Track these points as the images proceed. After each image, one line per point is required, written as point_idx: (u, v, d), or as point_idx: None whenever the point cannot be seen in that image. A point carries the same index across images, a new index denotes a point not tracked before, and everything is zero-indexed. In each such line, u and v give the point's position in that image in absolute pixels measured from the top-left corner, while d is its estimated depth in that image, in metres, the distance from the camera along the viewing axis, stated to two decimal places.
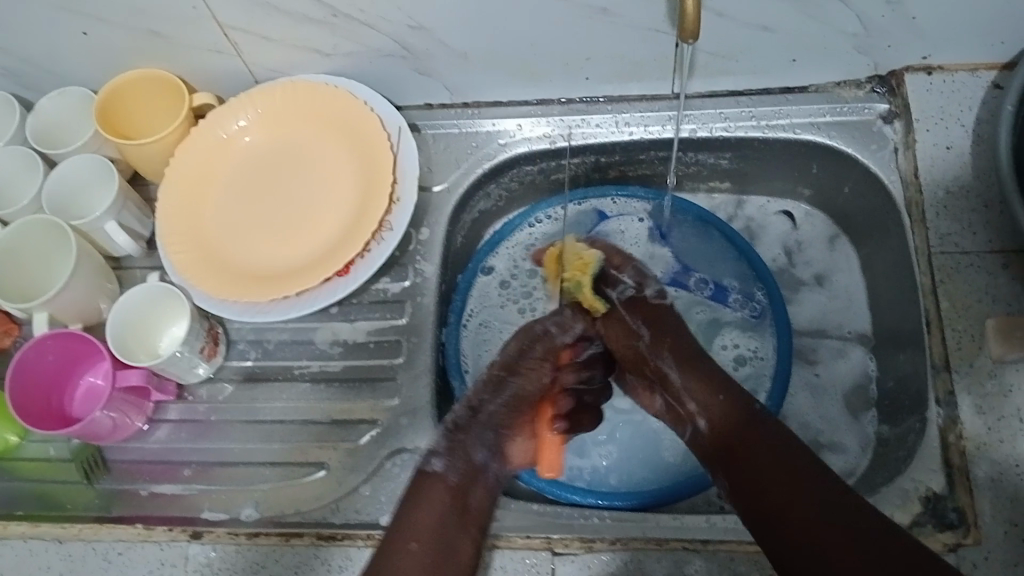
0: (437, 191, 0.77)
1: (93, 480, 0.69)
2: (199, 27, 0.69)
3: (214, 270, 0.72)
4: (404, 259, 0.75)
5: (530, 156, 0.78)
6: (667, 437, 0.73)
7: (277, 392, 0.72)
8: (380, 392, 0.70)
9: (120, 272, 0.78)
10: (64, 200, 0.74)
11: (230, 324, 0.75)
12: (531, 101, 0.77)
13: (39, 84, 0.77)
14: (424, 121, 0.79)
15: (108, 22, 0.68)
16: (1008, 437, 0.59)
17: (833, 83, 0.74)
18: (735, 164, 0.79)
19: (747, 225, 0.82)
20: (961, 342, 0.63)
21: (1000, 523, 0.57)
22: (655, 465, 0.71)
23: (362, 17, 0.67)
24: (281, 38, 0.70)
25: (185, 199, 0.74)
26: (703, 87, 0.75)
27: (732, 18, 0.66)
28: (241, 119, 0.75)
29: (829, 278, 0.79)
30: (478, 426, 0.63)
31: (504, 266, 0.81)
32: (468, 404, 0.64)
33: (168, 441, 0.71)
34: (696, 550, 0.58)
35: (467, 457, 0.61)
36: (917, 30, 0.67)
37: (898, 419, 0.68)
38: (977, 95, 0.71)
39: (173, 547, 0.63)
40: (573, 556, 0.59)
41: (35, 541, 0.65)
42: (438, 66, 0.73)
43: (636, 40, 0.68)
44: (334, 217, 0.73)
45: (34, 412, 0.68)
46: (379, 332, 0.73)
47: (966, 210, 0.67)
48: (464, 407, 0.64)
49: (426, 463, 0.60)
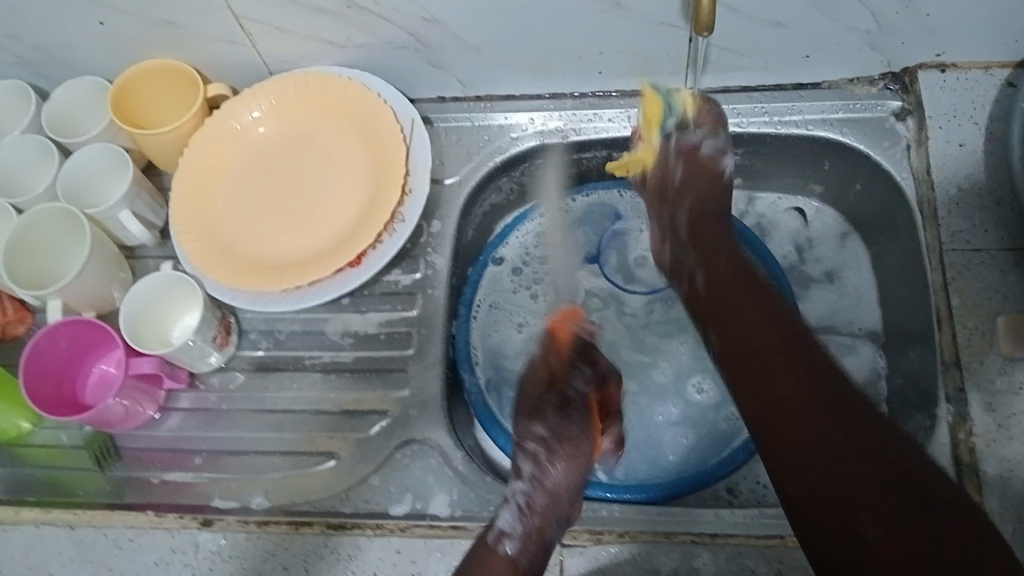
0: (448, 184, 0.77)
1: (104, 467, 0.70)
2: (214, 17, 0.69)
3: (225, 260, 0.72)
4: (415, 251, 0.75)
5: (542, 150, 0.78)
6: (669, 433, 0.73)
7: (288, 382, 0.73)
8: (390, 382, 0.71)
9: (133, 261, 0.79)
10: (77, 188, 0.75)
11: (241, 314, 0.76)
12: (543, 95, 0.78)
13: (54, 74, 0.78)
14: (436, 113, 0.79)
15: (124, 12, 0.69)
16: (1017, 434, 0.59)
17: (845, 80, 0.74)
18: (747, 160, 0.79)
19: (758, 221, 0.82)
20: (971, 339, 0.63)
21: (1008, 521, 0.57)
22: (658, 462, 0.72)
23: (376, 9, 0.67)
24: (295, 29, 0.71)
25: (198, 189, 0.75)
26: (715, 83, 0.75)
27: (745, 13, 0.66)
28: (254, 110, 0.76)
29: (840, 275, 0.79)
30: (537, 485, 0.57)
31: (516, 253, 0.81)
32: (523, 451, 0.59)
33: (179, 429, 0.71)
34: (704, 543, 0.58)
35: (530, 512, 0.56)
36: (930, 27, 0.67)
37: (907, 416, 0.68)
38: (990, 93, 0.70)
39: (183, 535, 0.64)
40: (581, 548, 0.59)
41: (48, 527, 0.65)
42: (451, 59, 0.73)
43: (649, 35, 0.68)
44: (347, 208, 0.73)
45: (48, 399, 0.68)
46: (390, 323, 0.73)
47: (978, 208, 0.67)
48: (526, 459, 0.58)
49: (495, 540, 0.56)
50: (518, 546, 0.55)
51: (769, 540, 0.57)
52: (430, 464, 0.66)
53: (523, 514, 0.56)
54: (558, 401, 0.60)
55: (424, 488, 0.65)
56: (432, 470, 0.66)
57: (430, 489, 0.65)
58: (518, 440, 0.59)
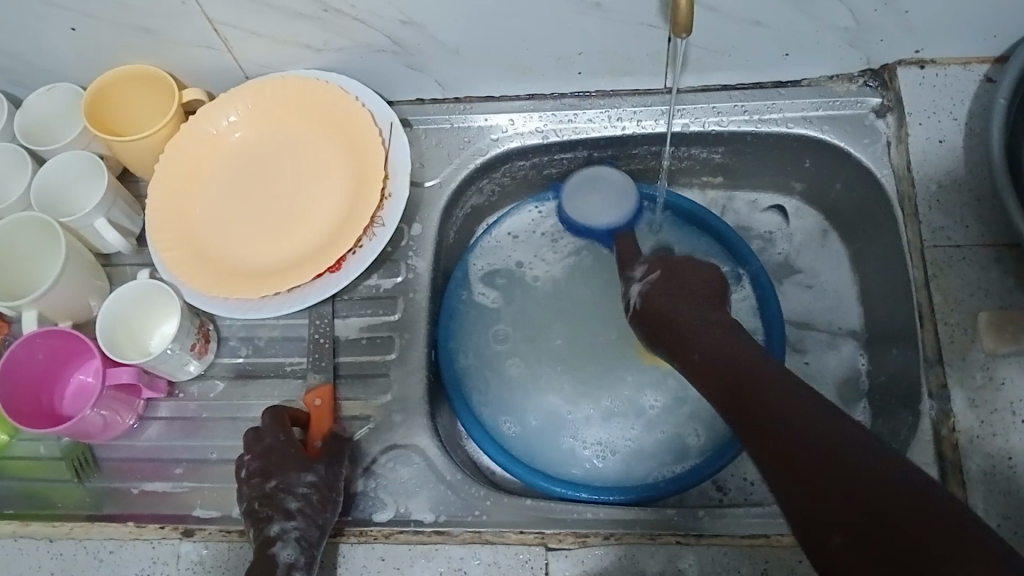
0: (429, 187, 0.76)
1: (83, 478, 0.69)
2: (188, 22, 0.68)
3: (204, 267, 0.71)
4: (396, 255, 0.74)
5: (522, 152, 0.78)
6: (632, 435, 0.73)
7: (268, 389, 0.72)
8: (372, 389, 0.70)
9: (110, 269, 0.78)
10: (52, 197, 0.74)
11: (221, 320, 0.75)
12: (522, 97, 0.77)
13: (27, 80, 0.77)
14: (416, 116, 0.78)
15: (97, 16, 0.68)
16: (1001, 431, 0.59)
17: (825, 77, 0.74)
18: (728, 159, 0.79)
19: (739, 221, 0.83)
20: (953, 335, 0.63)
21: (993, 515, 0.57)
22: (632, 465, 0.71)
23: (353, 12, 0.66)
24: (272, 33, 0.70)
25: (176, 196, 0.74)
26: (695, 82, 0.75)
27: (723, 12, 0.65)
28: (230, 116, 0.75)
29: (821, 275, 0.79)
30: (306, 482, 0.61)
31: None
32: (272, 498, 0.60)
33: (159, 438, 0.71)
34: (689, 544, 0.58)
35: (314, 499, 0.60)
36: (909, 24, 0.67)
37: (890, 413, 0.68)
38: (970, 89, 0.71)
39: (164, 545, 0.63)
40: (566, 552, 0.59)
41: (26, 541, 0.64)
42: (429, 61, 0.73)
43: (627, 35, 0.68)
44: (326, 215, 0.73)
45: (25, 413, 0.68)
46: (372, 328, 0.72)
47: (959, 204, 0.67)
48: (296, 498, 0.60)
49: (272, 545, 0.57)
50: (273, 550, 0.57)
51: (754, 540, 0.57)
52: (413, 469, 0.65)
53: (292, 537, 0.58)
54: (272, 443, 0.63)
55: (408, 493, 0.64)
56: (414, 475, 0.65)
57: (413, 494, 0.64)
58: (283, 487, 0.60)
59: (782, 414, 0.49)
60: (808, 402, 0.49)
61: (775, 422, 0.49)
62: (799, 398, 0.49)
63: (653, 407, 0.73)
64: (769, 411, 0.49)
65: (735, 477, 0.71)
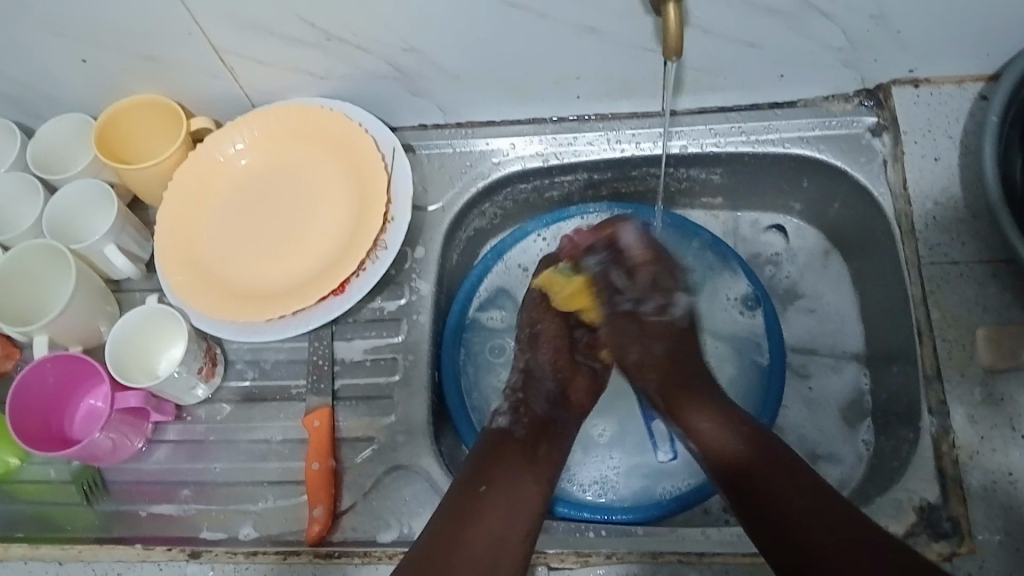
0: (431, 211, 0.77)
1: (92, 501, 0.70)
2: (192, 51, 0.69)
3: (211, 290, 0.72)
4: (398, 278, 0.75)
5: (523, 174, 0.79)
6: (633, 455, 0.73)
7: (274, 412, 0.73)
8: (376, 410, 0.71)
9: (119, 295, 0.79)
10: (63, 224, 0.75)
11: (227, 344, 0.76)
12: (522, 120, 0.78)
13: (39, 110, 0.79)
14: (418, 141, 0.80)
15: (105, 48, 0.69)
16: (1000, 446, 0.59)
17: (821, 97, 0.74)
18: (727, 180, 0.80)
19: (739, 241, 0.83)
20: (952, 351, 0.63)
21: (993, 532, 0.57)
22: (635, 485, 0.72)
23: (354, 40, 0.68)
24: (275, 62, 0.71)
25: (184, 221, 0.75)
26: (692, 104, 0.76)
27: (718, 34, 0.66)
28: (236, 143, 0.76)
29: (822, 294, 0.80)
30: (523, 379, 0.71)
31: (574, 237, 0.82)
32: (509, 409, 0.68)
33: (166, 461, 0.72)
34: (691, 563, 0.58)
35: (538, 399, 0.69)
36: (902, 43, 0.68)
37: (891, 431, 0.68)
38: (964, 107, 0.71)
39: (171, 567, 0.63)
40: (568, 571, 0.59)
41: (35, 563, 0.65)
42: (430, 86, 0.74)
43: (624, 58, 0.69)
44: (330, 239, 0.74)
45: (35, 437, 0.69)
46: (376, 350, 0.73)
47: (956, 221, 0.68)
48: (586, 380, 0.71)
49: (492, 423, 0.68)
50: (517, 436, 0.66)
51: (756, 558, 0.58)
52: (418, 489, 0.66)
53: (516, 418, 0.67)
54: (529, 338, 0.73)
55: (412, 513, 0.65)
56: (419, 496, 0.66)
57: (418, 515, 0.65)
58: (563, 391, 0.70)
59: (775, 491, 0.57)
60: (794, 490, 0.56)
61: (776, 501, 0.56)
62: (801, 489, 0.57)
63: (600, 436, 0.75)
64: (774, 482, 0.57)
65: None
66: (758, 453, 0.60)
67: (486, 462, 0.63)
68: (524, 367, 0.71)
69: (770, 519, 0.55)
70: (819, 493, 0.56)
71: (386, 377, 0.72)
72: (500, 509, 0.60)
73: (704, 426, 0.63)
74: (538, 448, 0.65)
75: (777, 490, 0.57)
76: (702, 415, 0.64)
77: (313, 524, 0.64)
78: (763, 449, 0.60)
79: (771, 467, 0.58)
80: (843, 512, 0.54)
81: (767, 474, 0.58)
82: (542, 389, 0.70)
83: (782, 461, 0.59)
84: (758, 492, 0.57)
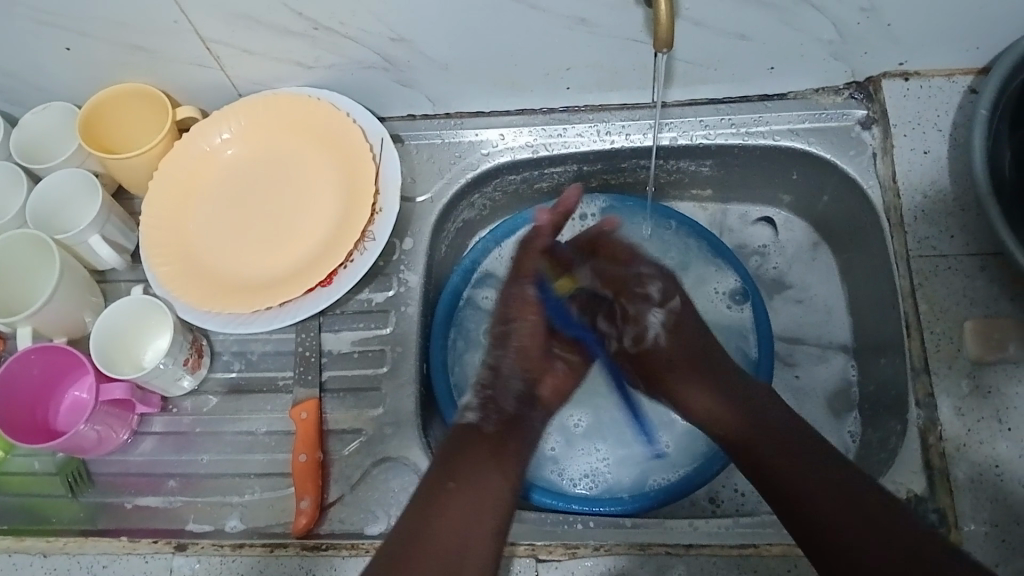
0: (420, 202, 0.77)
1: (77, 493, 0.70)
2: (179, 40, 0.69)
3: (196, 281, 0.72)
4: (387, 269, 0.75)
5: (512, 166, 0.78)
6: (621, 447, 0.73)
7: (261, 403, 0.72)
8: (364, 402, 0.70)
9: (104, 285, 0.78)
10: (47, 214, 0.75)
11: (213, 335, 0.75)
12: (511, 112, 0.78)
13: (23, 99, 0.78)
14: (407, 132, 0.79)
15: (90, 36, 0.69)
16: (987, 438, 0.60)
17: (811, 90, 0.74)
18: (716, 172, 0.79)
19: (727, 234, 0.83)
20: (940, 343, 0.63)
21: (979, 524, 0.57)
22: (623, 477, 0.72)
23: (343, 30, 0.67)
24: (262, 51, 0.71)
25: (169, 211, 0.74)
26: (682, 96, 0.76)
27: (708, 26, 0.66)
28: (223, 132, 0.75)
29: (810, 286, 0.80)
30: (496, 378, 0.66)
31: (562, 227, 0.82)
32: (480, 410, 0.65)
33: (152, 453, 0.71)
34: (679, 555, 0.58)
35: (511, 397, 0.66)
36: (892, 36, 0.67)
37: (879, 423, 0.68)
38: (953, 100, 0.71)
39: (157, 559, 0.63)
40: (556, 563, 0.59)
41: (20, 556, 0.64)
42: (419, 77, 0.73)
43: (614, 49, 0.69)
44: (318, 230, 0.73)
45: (20, 429, 0.68)
46: (364, 342, 0.73)
47: (944, 214, 0.68)
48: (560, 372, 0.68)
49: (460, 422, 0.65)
50: (488, 430, 0.63)
51: (743, 550, 0.58)
52: (406, 481, 0.66)
53: (487, 413, 0.65)
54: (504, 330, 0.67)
55: (400, 505, 0.65)
56: (407, 489, 0.65)
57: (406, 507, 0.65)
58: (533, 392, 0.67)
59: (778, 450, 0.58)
60: (798, 447, 0.57)
61: (779, 459, 0.57)
62: (803, 443, 0.58)
63: (577, 426, 0.74)
64: (773, 441, 0.58)
65: (725, 488, 0.72)
66: (753, 410, 0.61)
67: (453, 455, 0.62)
68: (493, 365, 0.67)
69: (778, 482, 0.56)
70: (825, 462, 0.56)
71: (374, 368, 0.72)
72: (469, 502, 0.59)
73: (702, 402, 0.64)
74: (509, 443, 0.63)
75: (777, 455, 0.57)
76: (700, 394, 0.65)
77: (300, 516, 0.64)
78: (761, 411, 0.61)
79: (770, 424, 0.60)
80: (846, 472, 0.55)
81: (768, 433, 0.59)
82: (510, 387, 0.66)
83: (780, 417, 0.60)
84: (758, 451, 0.59)
